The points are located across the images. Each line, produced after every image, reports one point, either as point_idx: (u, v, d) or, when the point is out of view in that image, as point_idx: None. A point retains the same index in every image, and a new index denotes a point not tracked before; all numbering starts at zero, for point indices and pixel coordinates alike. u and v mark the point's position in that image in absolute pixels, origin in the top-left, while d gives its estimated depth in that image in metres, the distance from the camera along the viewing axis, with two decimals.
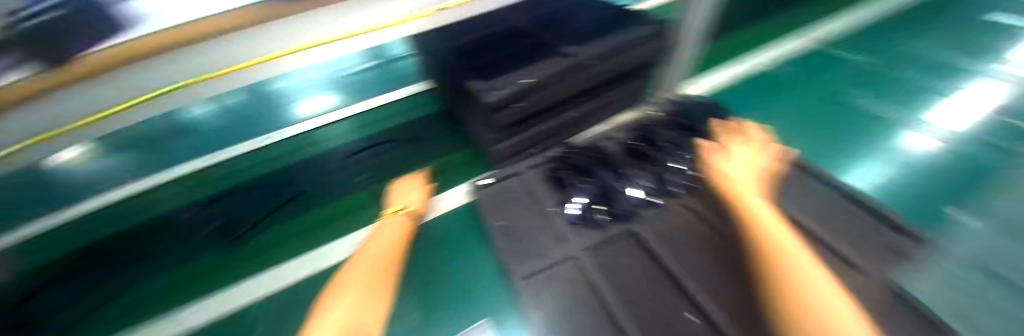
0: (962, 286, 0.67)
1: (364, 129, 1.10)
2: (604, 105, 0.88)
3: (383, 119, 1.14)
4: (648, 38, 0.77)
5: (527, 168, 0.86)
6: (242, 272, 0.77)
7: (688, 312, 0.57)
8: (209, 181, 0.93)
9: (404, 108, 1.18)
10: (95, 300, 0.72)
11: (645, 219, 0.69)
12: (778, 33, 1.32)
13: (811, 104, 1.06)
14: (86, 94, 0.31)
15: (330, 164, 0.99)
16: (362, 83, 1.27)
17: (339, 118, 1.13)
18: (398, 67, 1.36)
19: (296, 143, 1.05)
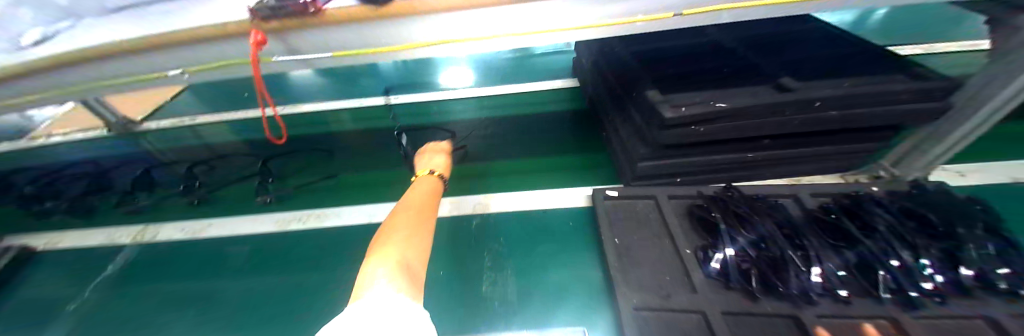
0: None
1: (507, 110, 1.27)
2: (800, 158, 0.76)
3: (526, 105, 1.28)
4: (906, 99, 0.65)
5: (665, 196, 0.79)
6: (382, 195, 1.02)
7: None
8: (381, 126, 1.29)
9: (546, 100, 1.29)
10: (320, 179, 1.09)
11: (819, 309, 0.55)
12: None
13: None
14: (378, 34, 0.48)
15: (475, 130, 1.19)
16: (505, 76, 1.47)
17: (479, 100, 1.34)
18: (542, 69, 1.48)
19: (454, 108, 1.32)
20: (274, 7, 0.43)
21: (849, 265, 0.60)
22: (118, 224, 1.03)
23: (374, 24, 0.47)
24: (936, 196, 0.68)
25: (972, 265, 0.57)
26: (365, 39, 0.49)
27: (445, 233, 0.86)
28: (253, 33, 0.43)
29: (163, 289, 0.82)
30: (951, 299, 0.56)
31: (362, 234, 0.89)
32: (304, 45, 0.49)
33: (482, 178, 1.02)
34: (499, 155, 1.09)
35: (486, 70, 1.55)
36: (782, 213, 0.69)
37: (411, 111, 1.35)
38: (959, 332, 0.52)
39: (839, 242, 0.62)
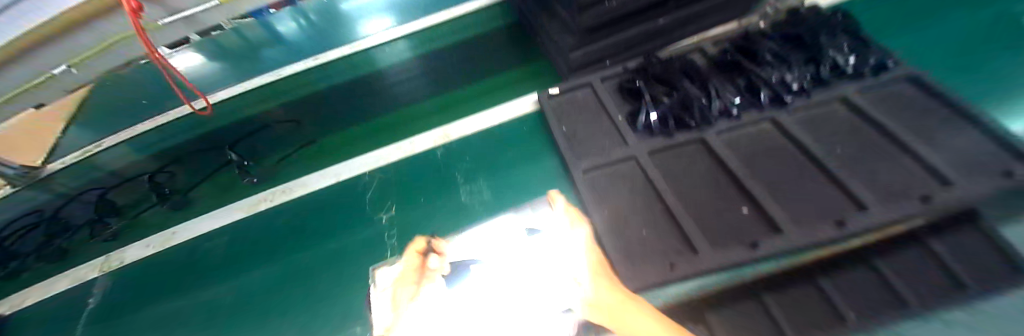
0: None
1: (439, 42, 1.21)
2: (703, 13, 0.84)
3: (459, 32, 1.22)
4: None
5: (599, 80, 0.86)
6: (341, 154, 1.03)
7: (746, 208, 0.58)
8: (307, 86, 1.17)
9: (479, 21, 1.24)
10: (273, 159, 1.05)
11: (719, 129, 0.69)
12: None
13: (978, 20, 0.82)
14: None
15: (412, 72, 1.16)
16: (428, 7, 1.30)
17: (401, 40, 1.23)
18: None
19: (379, 53, 1.21)
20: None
21: (742, 91, 0.72)
22: (91, 258, 0.99)
23: None
24: (813, 17, 0.79)
25: (833, 62, 0.71)
26: None
27: (410, 172, 0.92)
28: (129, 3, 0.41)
29: (162, 310, 0.87)
30: (824, 92, 0.69)
31: (327, 201, 0.94)
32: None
33: (433, 115, 1.05)
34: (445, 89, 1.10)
35: (397, 5, 1.33)
36: (691, 63, 0.79)
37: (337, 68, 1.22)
38: (824, 115, 0.67)
39: (737, 77, 0.75)
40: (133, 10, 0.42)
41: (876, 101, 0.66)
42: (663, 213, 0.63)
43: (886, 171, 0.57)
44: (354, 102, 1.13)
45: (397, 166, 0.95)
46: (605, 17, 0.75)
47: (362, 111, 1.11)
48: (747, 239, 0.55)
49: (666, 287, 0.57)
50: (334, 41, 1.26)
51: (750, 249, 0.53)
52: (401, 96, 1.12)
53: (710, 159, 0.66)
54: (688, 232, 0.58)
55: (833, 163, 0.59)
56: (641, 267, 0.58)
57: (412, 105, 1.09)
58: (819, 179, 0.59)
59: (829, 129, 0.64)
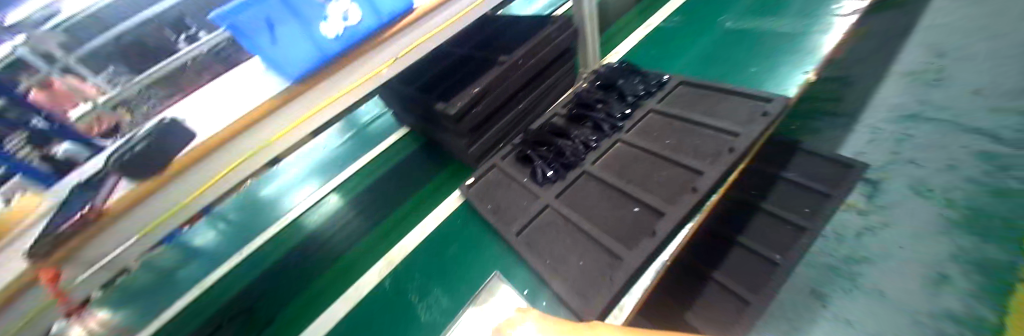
0: (884, 139, 0.89)
1: (354, 188, 1.29)
2: (546, 90, 1.10)
3: (382, 167, 1.34)
4: (558, 32, 1.02)
5: (500, 159, 1.02)
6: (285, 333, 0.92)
7: (637, 206, 0.73)
8: (236, 281, 1.08)
9: (396, 152, 1.39)
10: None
11: (593, 160, 0.87)
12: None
13: (703, 39, 1.27)
14: (201, 172, 0.51)
15: (338, 223, 1.17)
16: (342, 160, 1.41)
17: (332, 193, 1.28)
18: (376, 132, 1.52)
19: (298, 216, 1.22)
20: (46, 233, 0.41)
21: (596, 130, 0.93)
22: None
23: (185, 172, 0.49)
24: (615, 65, 1.11)
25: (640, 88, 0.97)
26: (193, 183, 0.51)
27: (363, 318, 0.89)
28: (44, 274, 0.41)
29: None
30: (642, 108, 0.93)
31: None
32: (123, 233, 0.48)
33: (367, 252, 1.05)
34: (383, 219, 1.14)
35: (318, 169, 1.39)
36: (553, 124, 1.02)
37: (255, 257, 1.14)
38: (648, 124, 0.89)
39: (586, 122, 0.97)
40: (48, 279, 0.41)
41: (674, 101, 0.91)
42: (589, 239, 0.73)
43: (702, 142, 0.76)
44: (292, 269, 1.07)
45: (352, 316, 0.90)
46: (478, 117, 0.94)
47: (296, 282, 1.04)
48: (648, 230, 0.68)
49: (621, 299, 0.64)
50: (264, 219, 1.23)
51: (651, 237, 0.66)
52: (345, 244, 1.11)
53: (601, 182, 0.82)
54: (607, 245, 0.69)
55: (669, 151, 0.78)
56: (589, 294, 0.65)
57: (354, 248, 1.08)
58: (670, 164, 0.76)
59: (660, 130, 0.85)
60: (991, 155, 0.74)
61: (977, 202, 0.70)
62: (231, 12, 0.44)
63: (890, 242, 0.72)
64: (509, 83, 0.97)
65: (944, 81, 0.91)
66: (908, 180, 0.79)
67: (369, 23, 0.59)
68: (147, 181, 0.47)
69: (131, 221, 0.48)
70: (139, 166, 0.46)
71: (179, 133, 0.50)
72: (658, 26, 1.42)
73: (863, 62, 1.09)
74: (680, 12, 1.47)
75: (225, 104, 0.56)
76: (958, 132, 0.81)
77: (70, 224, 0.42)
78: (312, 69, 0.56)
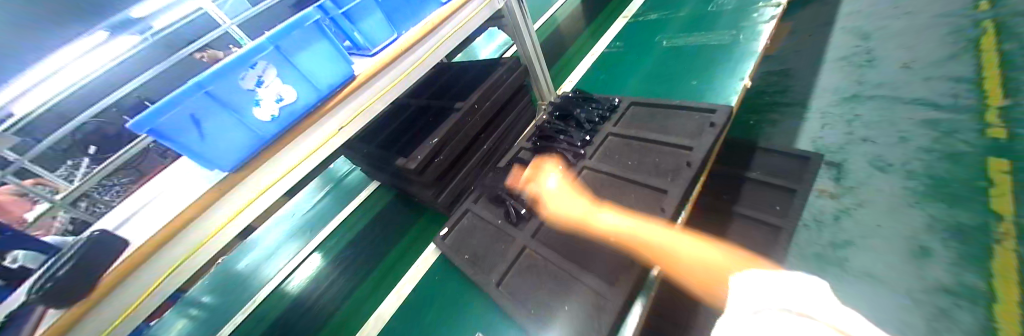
0: (835, 121, 0.96)
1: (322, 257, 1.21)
2: (507, 128, 1.11)
3: (359, 222, 1.30)
4: (507, 73, 1.05)
5: (471, 203, 1.00)
6: None
7: (612, 235, 0.72)
8: None
9: (374, 204, 1.36)
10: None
11: (562, 192, 0.87)
12: (608, 24, 1.71)
13: (646, 58, 1.33)
14: (136, 285, 0.52)
15: (305, 303, 1.07)
16: (320, 219, 1.37)
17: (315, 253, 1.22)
18: (350, 186, 1.50)
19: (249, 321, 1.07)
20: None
21: (561, 159, 0.95)
22: None
23: (116, 287, 0.50)
24: (570, 94, 1.14)
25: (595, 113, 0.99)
26: (127, 297, 0.52)
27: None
28: None
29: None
30: (600, 132, 0.95)
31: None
32: None
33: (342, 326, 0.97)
34: (363, 279, 1.08)
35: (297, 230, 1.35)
36: (519, 159, 1.01)
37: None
38: (609, 147, 0.90)
39: (551, 153, 0.98)
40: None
41: (629, 121, 0.93)
42: (571, 278, 0.70)
43: (662, 160, 0.77)
44: None
45: None
46: (441, 167, 0.93)
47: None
48: (627, 259, 0.67)
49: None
50: (243, 297, 1.14)
51: (631, 268, 0.64)
52: (325, 311, 1.03)
53: (574, 215, 0.81)
54: (588, 282, 0.67)
55: (631, 173, 0.79)
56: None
57: (334, 316, 1.01)
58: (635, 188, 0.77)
59: (621, 153, 0.86)
60: (935, 123, 0.83)
61: (933, 172, 0.76)
62: (151, 117, 0.46)
63: (867, 222, 0.73)
64: (468, 129, 0.97)
65: (874, 65, 1.03)
66: (868, 156, 0.85)
67: (306, 98, 0.62)
68: (75, 306, 0.46)
69: None
70: (63, 294, 0.45)
71: (111, 246, 0.50)
72: (603, 52, 1.50)
73: (802, 56, 1.20)
74: (621, 36, 1.56)
75: (165, 205, 0.56)
76: (899, 109, 0.90)
77: None
78: (249, 153, 0.58)
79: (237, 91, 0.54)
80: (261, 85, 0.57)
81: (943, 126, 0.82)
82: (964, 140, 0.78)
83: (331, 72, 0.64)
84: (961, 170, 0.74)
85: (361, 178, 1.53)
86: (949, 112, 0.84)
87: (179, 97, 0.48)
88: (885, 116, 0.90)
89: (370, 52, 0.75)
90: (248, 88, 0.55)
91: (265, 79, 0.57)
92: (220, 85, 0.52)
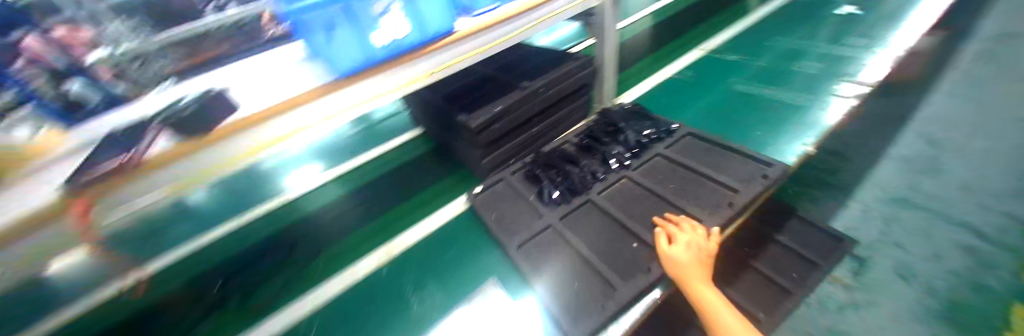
0: (874, 216, 0.98)
1: (350, 185, 1.32)
2: (561, 119, 1.16)
3: (386, 163, 1.40)
4: (579, 68, 1.10)
5: (509, 174, 1.07)
6: (243, 318, 0.90)
7: (635, 243, 0.77)
8: (221, 249, 1.11)
9: (405, 151, 1.45)
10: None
11: (598, 191, 0.92)
12: (678, 53, 1.71)
13: (713, 95, 1.35)
14: (243, 142, 0.55)
15: (323, 218, 1.18)
16: (347, 151, 1.52)
17: (329, 183, 1.34)
18: (385, 131, 1.62)
19: (280, 213, 1.22)
20: (89, 172, 0.44)
21: (602, 162, 0.99)
22: None
23: (226, 138, 0.53)
24: (628, 106, 1.17)
25: (651, 131, 1.03)
26: (231, 149, 0.55)
27: (345, 305, 0.90)
28: (73, 207, 0.43)
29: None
30: (650, 149, 0.99)
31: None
32: (153, 182, 0.50)
33: (356, 246, 1.06)
34: (378, 213, 1.17)
35: (314, 155, 1.53)
36: (564, 150, 1.07)
37: (246, 230, 1.17)
38: (654, 165, 0.94)
39: (596, 153, 1.03)
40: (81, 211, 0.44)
41: (680, 150, 0.97)
42: (585, 265, 0.76)
43: (704, 194, 0.81)
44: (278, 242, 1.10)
45: (342, 300, 0.91)
46: (495, 134, 0.99)
47: (280, 262, 1.03)
48: (643, 266, 0.72)
49: (611, 324, 0.65)
50: (259, 197, 1.32)
51: (645, 273, 0.70)
52: (336, 227, 1.14)
53: (603, 214, 0.86)
54: (604, 274, 0.72)
55: (671, 194, 0.84)
56: (579, 317, 0.67)
57: (345, 236, 1.10)
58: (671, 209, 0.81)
59: (665, 175, 0.90)
60: (974, 250, 0.87)
61: (956, 296, 0.80)
62: (297, 11, 0.53)
63: (872, 319, 0.79)
64: (529, 108, 1.03)
65: (934, 176, 1.05)
66: (894, 261, 0.88)
67: (413, 38, 0.69)
68: (193, 140, 0.51)
69: (166, 174, 0.51)
70: (184, 126, 0.51)
71: (225, 102, 0.56)
72: (671, 76, 1.52)
73: (866, 141, 1.18)
74: (694, 66, 1.57)
75: (273, 84, 0.62)
76: (941, 225, 0.93)
77: (111, 169, 0.45)
78: (357, 69, 0.64)
79: (365, 13, 0.61)
80: (383, 13, 0.63)
81: (980, 256, 0.86)
82: (995, 275, 0.83)
83: (439, 20, 0.71)
84: (984, 300, 0.79)
85: (395, 127, 1.64)
86: (992, 245, 0.88)
87: (321, 4, 0.56)
88: (918, 231, 0.93)
89: (472, 13, 0.82)
90: (374, 13, 0.62)
91: (388, 9, 0.64)
92: (357, 3, 0.60)
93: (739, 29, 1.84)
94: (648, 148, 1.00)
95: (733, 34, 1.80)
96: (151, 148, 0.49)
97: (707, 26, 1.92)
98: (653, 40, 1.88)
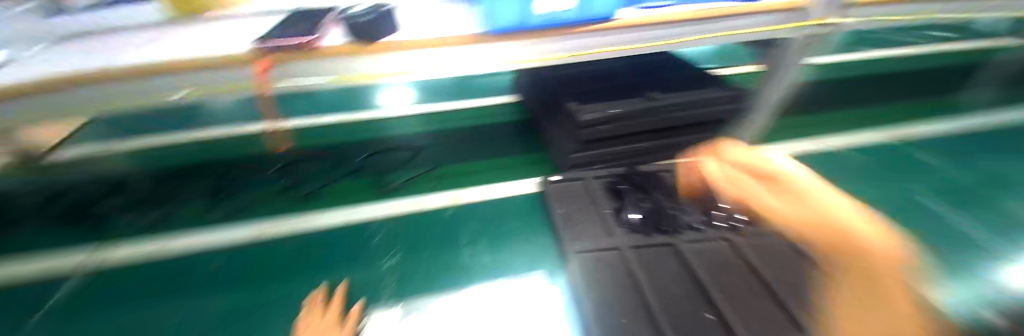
0: None
1: (452, 125, 1.41)
2: (674, 146, 1.05)
3: (478, 118, 1.45)
4: (723, 100, 0.96)
5: (592, 178, 1.03)
6: (335, 194, 1.08)
7: (709, 313, 0.68)
8: (325, 136, 1.32)
9: (498, 113, 1.47)
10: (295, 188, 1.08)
11: (685, 239, 0.83)
12: (842, 126, 1.41)
13: (871, 192, 1.11)
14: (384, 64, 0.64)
15: (419, 143, 1.30)
16: (448, 93, 1.62)
17: (420, 117, 1.45)
18: (487, 87, 1.67)
19: (396, 125, 1.39)
20: (278, 45, 0.55)
21: (703, 211, 0.89)
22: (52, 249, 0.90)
23: (379, 53, 0.61)
24: None
25: None
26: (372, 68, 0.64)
27: (407, 225, 0.98)
28: (260, 63, 0.56)
29: (78, 311, 0.75)
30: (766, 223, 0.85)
31: (273, 248, 0.91)
32: (317, 70, 0.62)
33: (445, 181, 1.15)
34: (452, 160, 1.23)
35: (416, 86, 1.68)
36: (662, 180, 0.98)
37: (360, 127, 1.38)
38: (765, 241, 0.81)
39: (700, 199, 0.92)
40: (262, 69, 0.57)
41: None
42: (640, 307, 0.70)
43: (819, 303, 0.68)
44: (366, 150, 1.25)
45: (407, 219, 1.00)
46: (601, 134, 0.94)
47: (402, 162, 1.21)
48: None
49: None
50: (365, 103, 1.54)
51: None
52: (413, 156, 1.24)
53: (681, 264, 0.78)
54: (660, 326, 0.65)
55: (777, 284, 0.71)
56: None
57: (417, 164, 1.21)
58: (768, 299, 0.69)
59: (776, 258, 0.77)
60: None
61: None
62: None
63: None
64: (647, 122, 0.95)
65: None
66: None
67: (571, 14, 0.64)
68: (355, 46, 0.59)
69: (323, 67, 0.62)
70: (357, 34, 0.58)
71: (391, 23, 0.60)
72: (823, 150, 1.27)
73: None
74: (857, 148, 1.30)
75: (435, 22, 0.67)
76: None
77: (294, 46, 0.55)
78: (509, 30, 0.63)
79: None
80: None
81: None
82: None
83: (603, 5, 0.64)
84: None
85: (497, 85, 1.67)
86: None
87: None
88: None
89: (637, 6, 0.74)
90: None
91: None
92: None
93: (940, 127, 1.44)
94: None
95: (930, 130, 1.42)
96: (323, 42, 0.59)
97: (900, 108, 1.54)
98: (818, 100, 1.58)
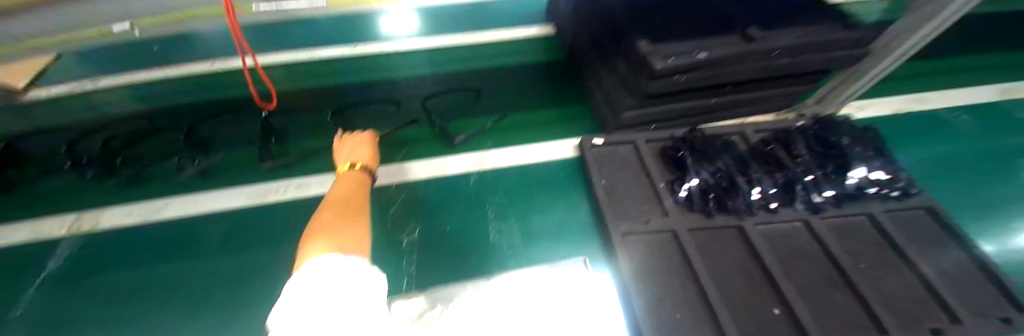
0: None
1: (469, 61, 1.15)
2: (752, 100, 0.88)
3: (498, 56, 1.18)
4: (839, 43, 0.74)
5: (643, 140, 0.89)
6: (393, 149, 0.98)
7: (777, 308, 0.60)
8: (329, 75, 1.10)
9: (519, 51, 1.20)
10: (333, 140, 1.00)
11: (756, 221, 0.71)
12: (954, 78, 1.12)
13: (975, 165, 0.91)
14: None
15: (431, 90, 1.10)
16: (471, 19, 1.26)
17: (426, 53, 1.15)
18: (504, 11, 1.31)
19: (398, 64, 1.14)
20: None
21: (781, 183, 0.76)
22: (58, 212, 0.86)
23: None
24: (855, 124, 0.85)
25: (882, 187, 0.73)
26: None
27: (428, 196, 0.89)
28: None
29: (103, 287, 0.75)
30: (855, 206, 0.72)
31: (285, 217, 0.86)
32: None
33: (509, 132, 1.04)
34: (475, 113, 1.07)
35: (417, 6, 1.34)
36: (730, 143, 0.85)
37: (355, 66, 1.13)
38: (847, 225, 0.70)
39: (774, 166, 0.79)
40: None
41: (894, 221, 0.70)
42: (696, 296, 0.63)
43: (905, 301, 0.60)
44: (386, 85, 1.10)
45: (437, 185, 0.91)
46: (671, 86, 0.76)
47: (470, 104, 1.10)
48: None
49: None
50: (360, 34, 1.20)
51: None
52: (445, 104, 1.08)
53: (743, 246, 0.69)
54: (723, 320, 0.58)
55: (861, 279, 0.62)
56: None
57: (459, 124, 1.04)
58: (848, 294, 0.61)
59: (858, 245, 0.67)
60: None
61: None
62: None
63: None
64: (735, 72, 0.76)
65: None
66: None
67: None
68: None
69: None
70: None
71: None
72: (924, 108, 1.03)
73: None
74: (964, 106, 1.05)
75: None
76: None
77: None
78: None
79: None
80: None
81: None
82: None
83: None
84: None
85: (521, 12, 1.31)
86: None
87: None
88: None
89: None
90: None
91: None
92: None
93: None
94: (855, 203, 0.73)
95: None
96: None
97: None
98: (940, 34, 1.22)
